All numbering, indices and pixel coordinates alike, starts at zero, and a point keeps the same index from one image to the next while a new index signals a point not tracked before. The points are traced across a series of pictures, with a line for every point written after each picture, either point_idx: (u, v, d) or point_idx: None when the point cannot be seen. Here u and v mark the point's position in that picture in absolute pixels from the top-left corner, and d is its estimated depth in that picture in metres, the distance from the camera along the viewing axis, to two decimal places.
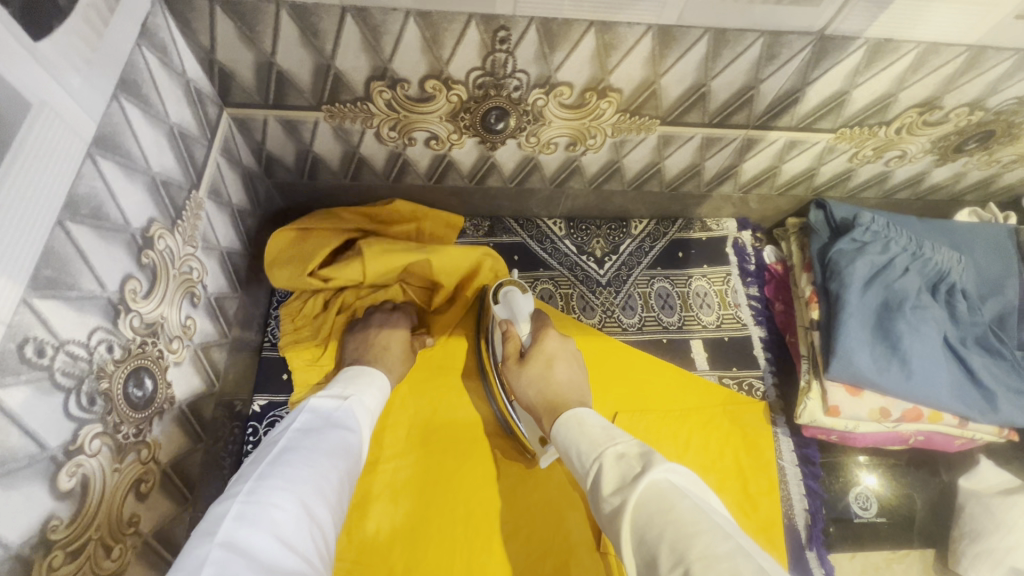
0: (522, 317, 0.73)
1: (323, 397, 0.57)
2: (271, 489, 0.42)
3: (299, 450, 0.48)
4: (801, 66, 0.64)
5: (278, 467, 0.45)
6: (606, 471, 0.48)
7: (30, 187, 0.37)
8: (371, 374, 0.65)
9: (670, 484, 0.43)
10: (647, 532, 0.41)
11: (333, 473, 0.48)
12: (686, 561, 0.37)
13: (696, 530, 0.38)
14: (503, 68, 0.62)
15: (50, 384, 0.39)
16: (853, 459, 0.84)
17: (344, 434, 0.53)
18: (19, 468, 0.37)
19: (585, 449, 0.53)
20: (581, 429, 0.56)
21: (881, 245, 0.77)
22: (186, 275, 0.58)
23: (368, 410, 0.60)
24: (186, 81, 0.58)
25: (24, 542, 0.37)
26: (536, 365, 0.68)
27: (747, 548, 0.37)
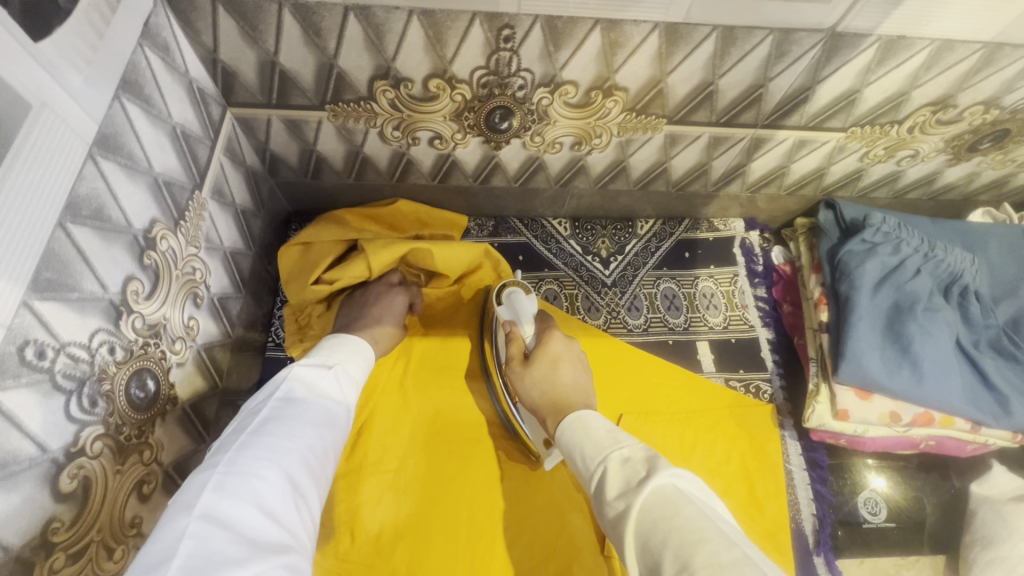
0: (526, 319, 0.74)
1: (306, 364, 0.55)
2: (253, 460, 0.42)
3: (282, 419, 0.47)
4: (811, 64, 0.63)
5: (259, 436, 0.45)
6: (610, 475, 0.48)
7: (27, 190, 0.36)
8: (358, 343, 0.65)
9: (676, 489, 0.43)
10: (651, 538, 0.41)
11: (318, 444, 0.49)
12: (691, 569, 0.36)
13: (701, 539, 0.38)
14: (508, 67, 0.61)
15: (51, 387, 0.39)
16: (861, 461, 0.83)
17: (328, 404, 0.53)
18: (19, 470, 0.37)
19: (590, 451, 0.52)
20: (585, 430, 0.55)
21: (892, 247, 0.76)
22: (189, 276, 0.58)
23: (353, 381, 0.60)
24: (189, 81, 0.58)
25: (24, 544, 0.37)
26: (541, 365, 0.68)
27: (754, 558, 0.37)
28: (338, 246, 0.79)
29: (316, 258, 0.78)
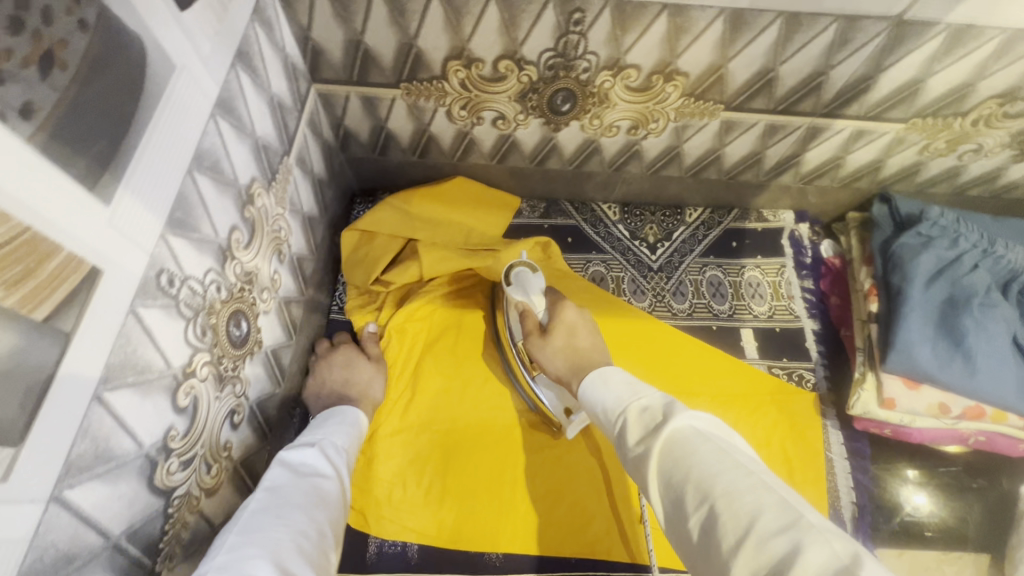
0: (536, 298, 0.76)
1: (289, 448, 0.60)
2: (243, 559, 0.44)
3: (270, 512, 0.50)
4: (875, 53, 0.64)
5: (247, 534, 0.47)
6: (631, 423, 0.51)
7: (167, 137, 0.42)
8: (345, 411, 0.69)
9: (693, 428, 0.46)
10: (673, 475, 0.44)
11: (311, 526, 0.50)
12: (711, 498, 0.40)
13: (717, 470, 0.41)
14: (575, 50, 0.65)
15: (176, 312, 0.45)
16: (901, 474, 0.81)
17: (317, 482, 0.56)
18: (153, 378, 0.43)
19: (611, 404, 0.55)
20: (605, 386, 0.58)
21: (949, 241, 0.76)
22: (276, 233, 0.64)
23: (340, 450, 0.63)
24: (285, 56, 0.63)
25: (152, 444, 0.43)
26: (559, 334, 0.70)
27: (768, 482, 0.40)
28: (396, 240, 0.85)
29: (376, 254, 0.84)
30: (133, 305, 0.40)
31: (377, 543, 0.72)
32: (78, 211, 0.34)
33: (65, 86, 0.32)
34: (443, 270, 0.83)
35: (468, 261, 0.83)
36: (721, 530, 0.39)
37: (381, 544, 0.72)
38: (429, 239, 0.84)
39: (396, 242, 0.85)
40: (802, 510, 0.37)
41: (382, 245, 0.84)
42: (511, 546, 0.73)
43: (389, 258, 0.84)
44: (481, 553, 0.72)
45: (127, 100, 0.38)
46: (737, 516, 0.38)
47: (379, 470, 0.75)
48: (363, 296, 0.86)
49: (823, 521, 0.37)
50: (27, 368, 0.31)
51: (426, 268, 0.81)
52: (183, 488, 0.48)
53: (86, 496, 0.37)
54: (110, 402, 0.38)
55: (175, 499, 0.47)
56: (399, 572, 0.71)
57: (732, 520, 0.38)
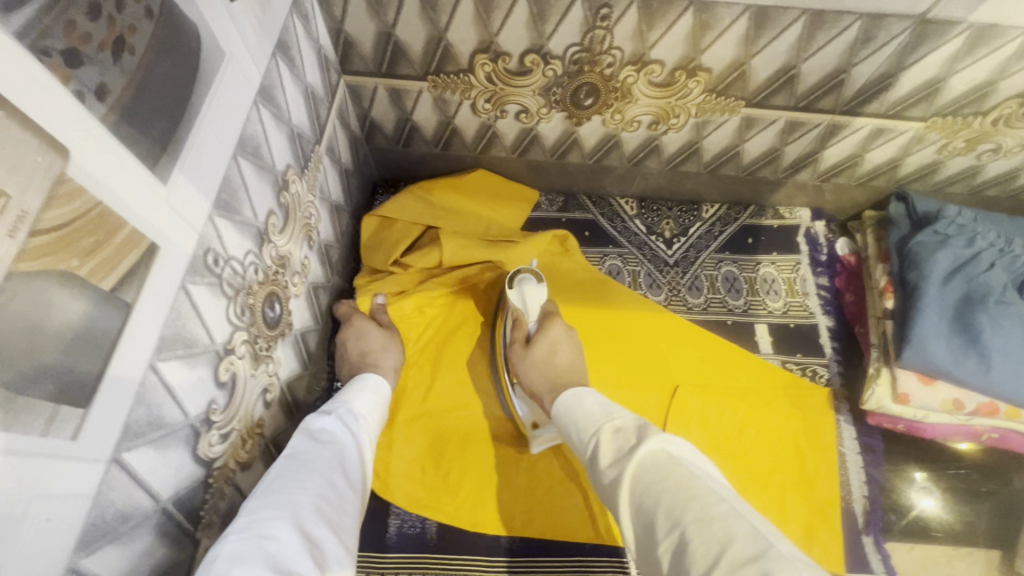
0: (532, 307, 0.79)
1: (309, 417, 0.60)
2: (265, 522, 0.45)
3: (289, 476, 0.50)
4: (897, 51, 0.64)
5: (268, 498, 0.47)
6: (603, 444, 0.53)
7: (216, 123, 0.44)
8: (364, 379, 0.69)
9: (667, 453, 0.47)
10: (644, 500, 0.45)
11: (330, 491, 0.51)
12: (682, 525, 0.41)
13: (691, 493, 0.43)
14: (601, 45, 0.66)
15: (220, 290, 0.47)
16: (908, 475, 0.81)
17: (337, 448, 0.56)
18: (198, 352, 0.45)
19: (584, 425, 0.57)
20: (578, 409, 0.60)
21: (966, 240, 0.77)
22: (307, 220, 0.66)
23: (357, 418, 0.62)
24: (319, 47, 0.65)
25: (196, 415, 0.45)
26: (541, 348, 0.73)
27: (738, 510, 0.41)
28: (415, 227, 0.86)
29: (397, 237, 0.86)
30: (184, 282, 0.42)
31: (397, 524, 0.74)
32: (141, 188, 0.36)
33: (133, 68, 0.34)
34: (462, 257, 0.83)
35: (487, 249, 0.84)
36: (691, 558, 0.39)
37: (401, 525, 0.74)
38: (450, 227, 0.85)
39: (416, 229, 0.86)
40: (772, 539, 0.38)
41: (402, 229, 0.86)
42: (523, 529, 0.74)
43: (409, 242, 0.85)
44: (494, 536, 0.74)
45: (183, 84, 0.39)
46: (708, 544, 0.39)
47: (393, 454, 0.77)
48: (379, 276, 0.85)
49: (793, 551, 0.38)
50: (94, 332, 0.33)
51: (447, 256, 0.83)
52: (222, 460, 0.51)
53: (140, 460, 0.39)
54: (162, 371, 0.40)
55: (214, 470, 0.49)
56: (417, 553, 0.72)
57: (703, 548, 0.39)
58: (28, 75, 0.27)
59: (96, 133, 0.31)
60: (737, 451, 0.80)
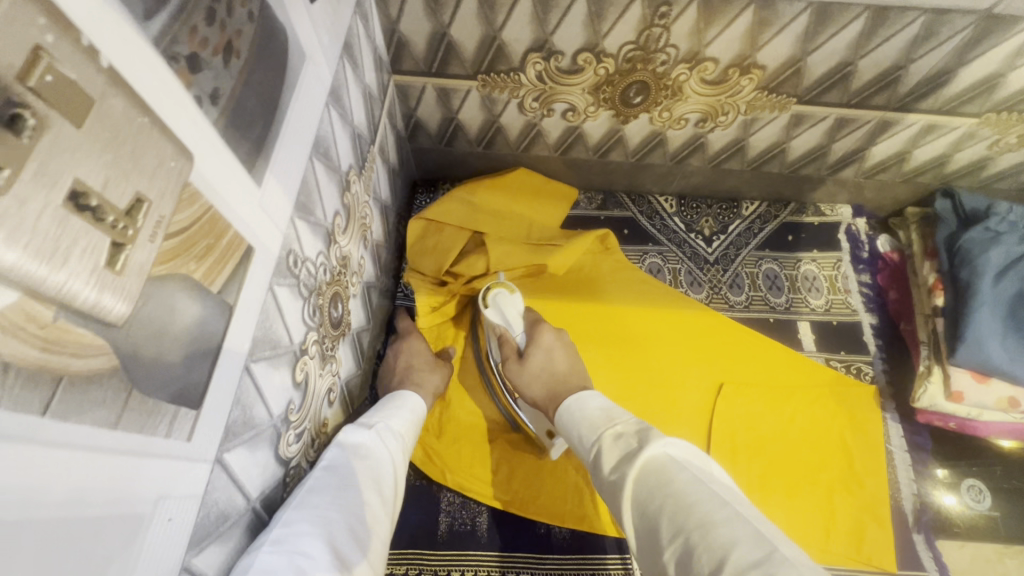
0: (514, 320, 0.77)
1: (345, 429, 0.58)
2: (299, 536, 0.42)
3: (320, 491, 0.48)
4: (958, 47, 0.64)
5: (303, 511, 0.45)
6: (605, 450, 0.52)
7: (297, 124, 0.44)
8: (405, 397, 0.68)
9: (667, 457, 0.47)
10: (648, 505, 0.45)
11: (362, 511, 0.48)
12: (687, 530, 0.41)
13: (694, 500, 0.42)
14: (656, 43, 0.66)
15: (297, 291, 0.48)
16: (930, 474, 0.81)
17: (372, 467, 0.54)
18: (281, 352, 0.45)
19: (586, 432, 0.56)
20: (583, 412, 0.59)
21: (1019, 236, 0.76)
22: (363, 220, 0.66)
23: (395, 436, 0.60)
24: (374, 48, 0.65)
25: (278, 416, 0.46)
26: (536, 358, 0.70)
27: (742, 514, 0.41)
28: (463, 233, 0.86)
29: (446, 244, 0.86)
30: (271, 283, 0.42)
31: (447, 521, 0.74)
32: (242, 191, 0.36)
33: (238, 72, 0.34)
34: (510, 264, 0.84)
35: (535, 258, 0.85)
36: (696, 564, 0.38)
37: (452, 522, 0.74)
38: (496, 233, 0.86)
39: (464, 234, 0.86)
40: (778, 544, 0.37)
41: (449, 236, 0.86)
42: (576, 524, 0.74)
43: (458, 249, 0.85)
44: (547, 533, 0.74)
45: (274, 88, 0.40)
46: (712, 548, 0.38)
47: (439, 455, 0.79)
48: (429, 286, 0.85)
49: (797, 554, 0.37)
50: (204, 335, 0.33)
51: (494, 262, 0.83)
52: (296, 459, 0.51)
53: (236, 458, 0.39)
54: (254, 372, 0.40)
55: (290, 469, 0.50)
56: (468, 550, 0.72)
57: (707, 553, 0.38)
58: (164, 82, 0.27)
59: (211, 138, 0.32)
60: (784, 449, 0.80)
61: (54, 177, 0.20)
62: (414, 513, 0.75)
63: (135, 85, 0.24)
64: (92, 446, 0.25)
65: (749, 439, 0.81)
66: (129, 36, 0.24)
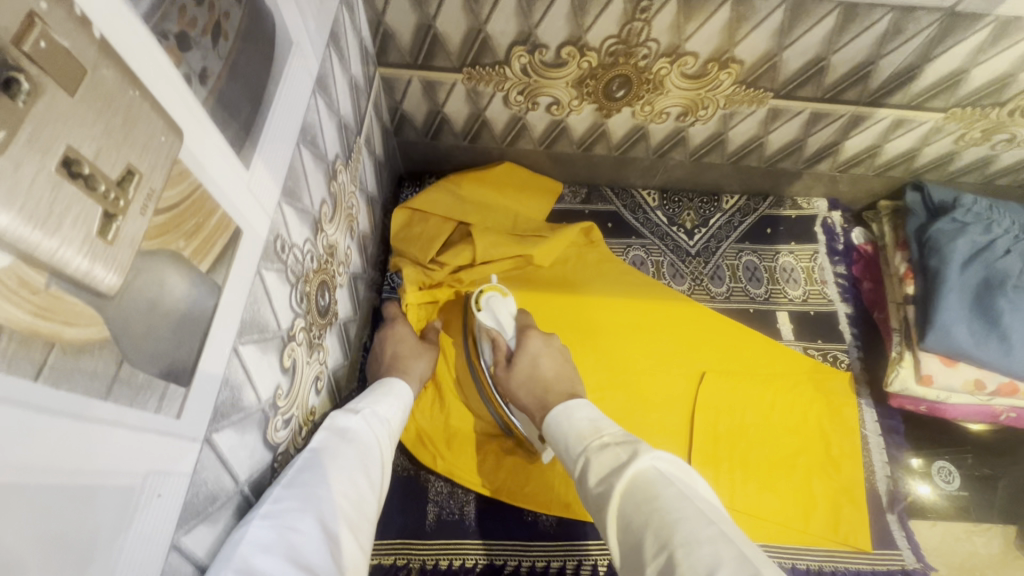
0: (507, 322, 0.78)
1: (335, 413, 0.58)
2: (289, 512, 0.44)
3: (311, 468, 0.49)
4: (924, 43, 0.67)
5: (293, 488, 0.46)
6: (592, 462, 0.55)
7: (285, 110, 0.45)
8: (391, 384, 0.69)
9: (655, 474, 0.49)
10: (634, 520, 0.46)
11: (352, 490, 0.50)
12: (670, 546, 0.42)
13: (677, 516, 0.43)
14: (638, 37, 0.67)
15: (285, 277, 0.48)
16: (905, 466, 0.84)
17: (361, 448, 0.55)
18: (269, 337, 0.45)
19: (573, 441, 0.59)
20: (570, 423, 0.61)
21: (983, 227, 0.80)
22: (349, 211, 0.66)
23: (382, 421, 0.61)
24: (360, 39, 0.66)
25: (266, 401, 0.46)
26: (522, 364, 0.73)
27: (726, 533, 0.42)
28: (448, 223, 0.87)
29: (431, 233, 0.86)
30: (259, 267, 0.42)
31: (435, 511, 0.75)
32: (230, 173, 0.36)
33: (227, 54, 0.35)
34: (494, 255, 0.85)
35: (518, 249, 0.86)
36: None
37: (440, 512, 0.75)
38: (481, 224, 0.87)
39: (449, 225, 0.87)
40: (760, 564, 0.38)
41: (435, 225, 0.87)
42: (561, 512, 0.75)
43: (443, 239, 0.86)
44: (534, 518, 0.75)
45: (262, 73, 0.40)
46: (696, 565, 0.39)
47: (428, 441, 0.79)
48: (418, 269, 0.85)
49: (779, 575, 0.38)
50: (193, 314, 0.33)
51: (479, 252, 0.84)
52: (284, 446, 0.51)
53: (224, 439, 0.39)
54: (243, 355, 0.41)
55: (277, 455, 0.50)
56: (457, 539, 0.73)
57: (691, 569, 0.39)
58: (154, 57, 0.27)
59: (200, 117, 0.32)
60: (764, 435, 0.82)
61: (49, 143, 0.21)
62: (402, 504, 0.75)
63: (127, 58, 0.25)
64: (84, 416, 0.25)
65: (730, 423, 0.83)
66: (120, 10, 0.24)
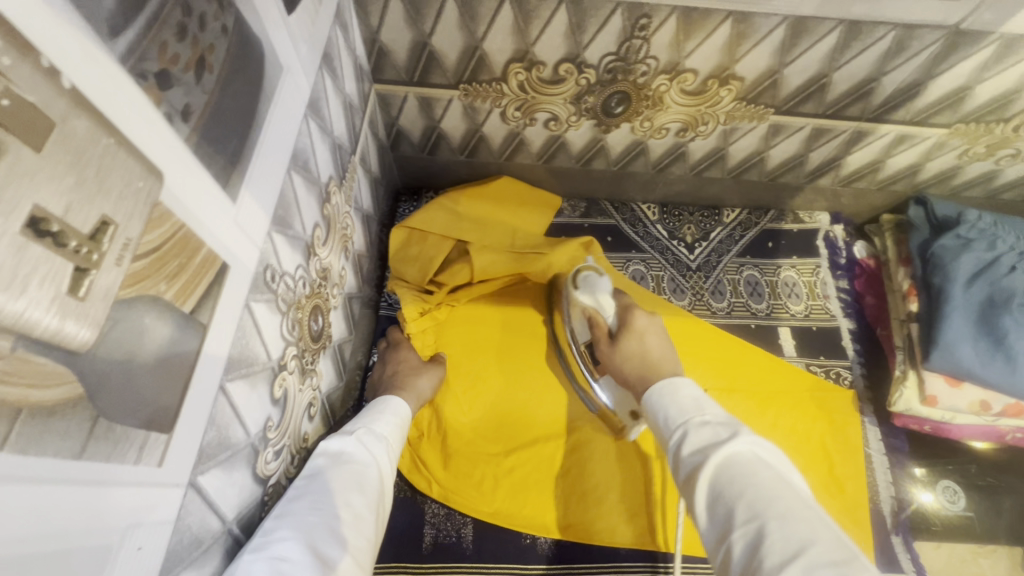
0: (604, 301, 0.75)
1: (328, 437, 0.57)
2: (279, 542, 0.43)
3: (306, 495, 0.49)
4: (927, 61, 0.66)
5: (285, 519, 0.45)
6: (692, 433, 0.52)
7: (275, 138, 0.44)
8: (388, 401, 0.67)
9: (754, 454, 0.49)
10: (726, 487, 0.47)
11: (346, 512, 0.49)
12: (765, 517, 0.43)
13: (776, 495, 0.44)
14: (637, 54, 0.66)
15: (275, 307, 0.47)
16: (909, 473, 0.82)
17: (357, 468, 0.54)
18: (258, 370, 0.44)
19: (674, 414, 0.55)
20: (675, 395, 0.57)
21: (987, 243, 0.78)
22: (344, 230, 0.65)
23: (378, 437, 0.59)
24: (354, 57, 0.65)
25: (256, 434, 0.45)
26: (629, 339, 0.69)
27: (824, 520, 0.43)
28: (446, 241, 0.86)
29: (430, 252, 0.85)
30: (247, 300, 0.41)
31: (432, 533, 0.74)
32: (216, 209, 0.35)
33: (211, 88, 0.34)
34: (493, 272, 0.84)
35: (516, 266, 0.84)
36: (768, 549, 0.41)
37: (436, 534, 0.74)
38: (478, 241, 0.84)
39: (447, 243, 0.85)
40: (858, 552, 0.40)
41: (431, 244, 0.86)
42: (562, 533, 0.74)
43: (442, 258, 0.85)
44: (532, 540, 0.74)
45: (249, 103, 0.39)
46: (789, 539, 0.41)
47: (423, 465, 0.78)
48: (414, 292, 0.84)
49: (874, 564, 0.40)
50: (176, 357, 0.32)
51: (477, 269, 0.82)
52: (275, 478, 0.50)
53: (210, 481, 0.38)
54: (230, 391, 0.39)
55: (268, 487, 0.49)
56: (454, 563, 0.72)
57: (782, 542, 0.41)
58: (132, 102, 0.26)
59: (182, 155, 0.31)
60: None
61: (13, 205, 0.20)
62: (398, 527, 0.74)
63: (100, 105, 0.24)
64: (56, 477, 0.24)
65: None
66: (93, 57, 0.23)
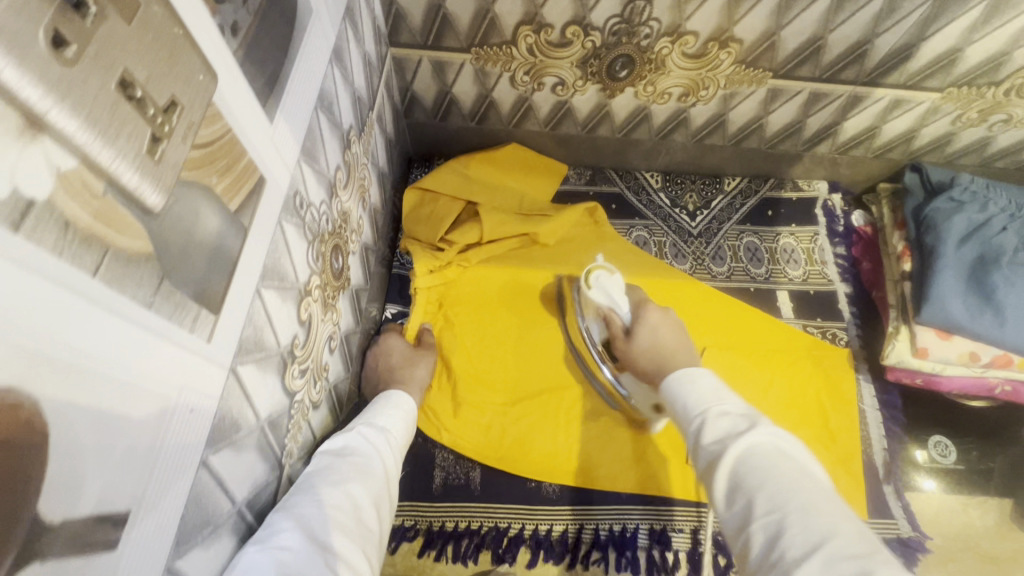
0: (619, 299, 0.77)
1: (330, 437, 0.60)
2: (278, 533, 0.45)
3: (304, 491, 0.51)
4: (918, 22, 0.69)
5: (285, 511, 0.48)
6: (708, 423, 0.54)
7: (305, 74, 0.48)
8: (390, 396, 0.69)
9: (775, 447, 0.50)
10: (746, 478, 0.48)
11: (345, 501, 0.51)
12: (784, 510, 0.44)
13: (794, 488, 0.45)
14: (640, 16, 0.70)
15: (302, 233, 0.51)
16: (910, 460, 0.85)
17: (357, 461, 0.56)
18: (288, 287, 0.48)
19: (692, 403, 0.57)
20: (693, 383, 0.60)
21: (979, 205, 0.81)
22: (362, 181, 0.69)
23: (380, 432, 0.62)
24: (373, 18, 0.69)
25: (285, 346, 0.49)
26: (643, 334, 0.73)
27: (844, 512, 0.44)
28: (456, 202, 0.90)
29: (440, 212, 0.89)
30: (280, 219, 0.46)
31: (442, 476, 0.78)
32: (257, 124, 0.39)
33: (254, 11, 0.38)
34: (503, 234, 0.88)
35: (525, 225, 0.89)
36: (787, 541, 0.42)
37: (446, 477, 0.78)
38: (488, 203, 0.90)
39: (457, 204, 0.90)
40: (877, 544, 0.41)
41: (441, 205, 0.90)
42: (565, 477, 0.78)
43: (452, 218, 0.89)
44: (536, 483, 0.78)
45: (284, 34, 0.43)
46: (810, 531, 0.41)
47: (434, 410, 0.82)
48: (425, 248, 0.88)
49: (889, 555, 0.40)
50: (223, 248, 0.36)
51: (487, 230, 0.87)
52: (300, 395, 0.54)
53: (248, 374, 0.42)
54: (265, 297, 0.44)
55: (294, 403, 0.53)
56: (463, 502, 0.76)
57: (802, 535, 0.42)
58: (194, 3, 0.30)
59: (231, 65, 0.35)
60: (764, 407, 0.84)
61: (110, 63, 0.24)
62: (411, 468, 0.78)
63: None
64: (134, 319, 0.28)
65: None
66: None
